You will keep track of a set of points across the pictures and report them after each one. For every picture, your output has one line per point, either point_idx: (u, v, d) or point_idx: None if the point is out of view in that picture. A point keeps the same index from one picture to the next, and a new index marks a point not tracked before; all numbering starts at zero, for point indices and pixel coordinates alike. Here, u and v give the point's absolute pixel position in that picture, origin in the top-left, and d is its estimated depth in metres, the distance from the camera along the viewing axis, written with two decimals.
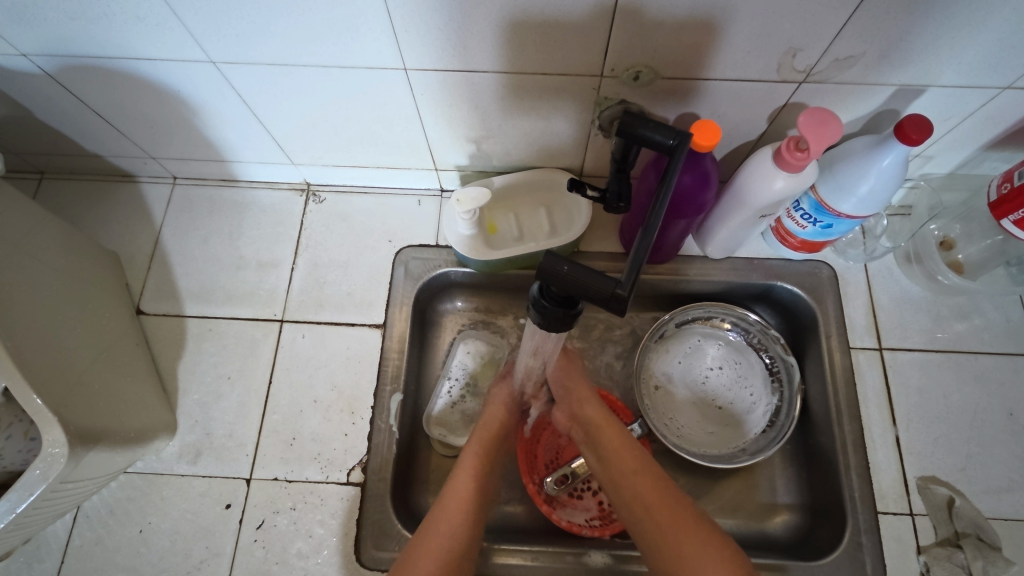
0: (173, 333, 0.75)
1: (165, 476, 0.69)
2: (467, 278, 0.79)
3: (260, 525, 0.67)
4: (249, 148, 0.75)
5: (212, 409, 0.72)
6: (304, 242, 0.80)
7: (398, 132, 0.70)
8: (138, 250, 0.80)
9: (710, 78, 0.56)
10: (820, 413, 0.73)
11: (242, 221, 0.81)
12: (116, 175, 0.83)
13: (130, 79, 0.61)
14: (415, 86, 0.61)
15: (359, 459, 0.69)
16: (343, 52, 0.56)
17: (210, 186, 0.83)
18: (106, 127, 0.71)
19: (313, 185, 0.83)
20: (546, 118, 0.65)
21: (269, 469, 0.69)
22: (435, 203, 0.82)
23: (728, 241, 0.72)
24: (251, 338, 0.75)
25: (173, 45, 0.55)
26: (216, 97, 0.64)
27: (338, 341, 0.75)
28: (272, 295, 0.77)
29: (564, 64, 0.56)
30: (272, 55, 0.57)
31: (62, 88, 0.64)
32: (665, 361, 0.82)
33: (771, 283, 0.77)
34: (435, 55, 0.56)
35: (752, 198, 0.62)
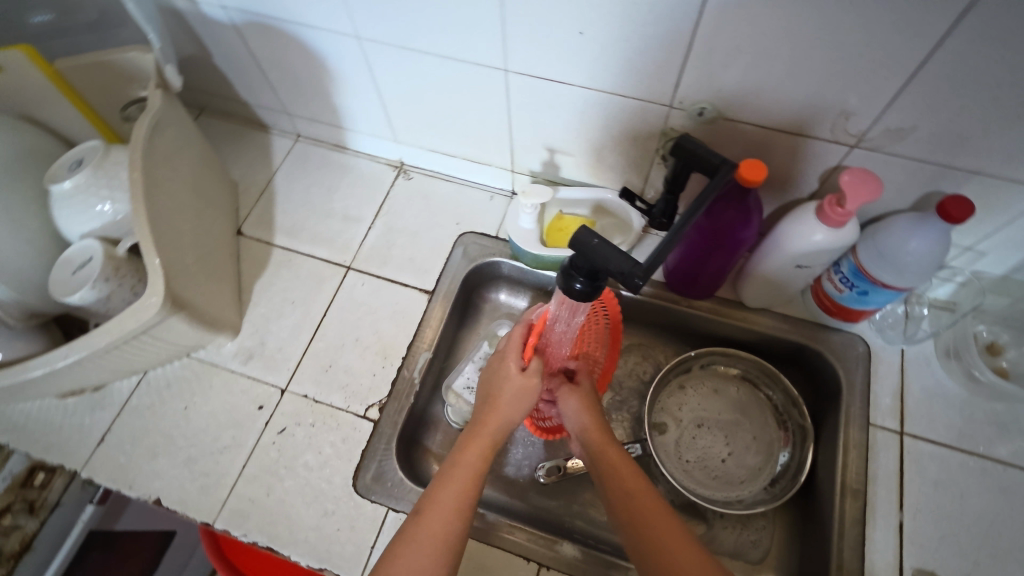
0: (260, 255, 0.88)
1: (217, 368, 0.79)
2: (516, 273, 0.87)
3: (280, 431, 0.75)
4: (364, 120, 0.88)
5: (272, 323, 0.82)
6: (386, 207, 0.91)
7: (489, 129, 0.80)
8: (254, 184, 0.94)
9: (768, 126, 0.62)
10: (825, 480, 0.72)
11: (341, 180, 0.94)
12: (255, 123, 0.99)
13: (294, 41, 0.76)
14: (512, 88, 0.71)
15: (379, 399, 0.77)
16: (462, 47, 0.67)
17: (324, 147, 0.97)
18: (261, 80, 0.87)
19: (406, 165, 0.95)
20: (616, 139, 0.73)
21: (302, 386, 0.77)
22: (504, 201, 0.91)
23: (764, 289, 0.75)
24: (320, 275, 0.86)
25: (334, 18, 0.69)
26: (351, 68, 0.78)
27: (391, 295, 0.84)
28: (347, 245, 0.88)
29: (640, 90, 0.64)
30: (403, 40, 0.69)
31: (240, 40, 0.80)
32: (682, 397, 0.84)
33: (802, 343, 0.79)
34: (533, 61, 0.66)
35: (792, 246, 0.66)
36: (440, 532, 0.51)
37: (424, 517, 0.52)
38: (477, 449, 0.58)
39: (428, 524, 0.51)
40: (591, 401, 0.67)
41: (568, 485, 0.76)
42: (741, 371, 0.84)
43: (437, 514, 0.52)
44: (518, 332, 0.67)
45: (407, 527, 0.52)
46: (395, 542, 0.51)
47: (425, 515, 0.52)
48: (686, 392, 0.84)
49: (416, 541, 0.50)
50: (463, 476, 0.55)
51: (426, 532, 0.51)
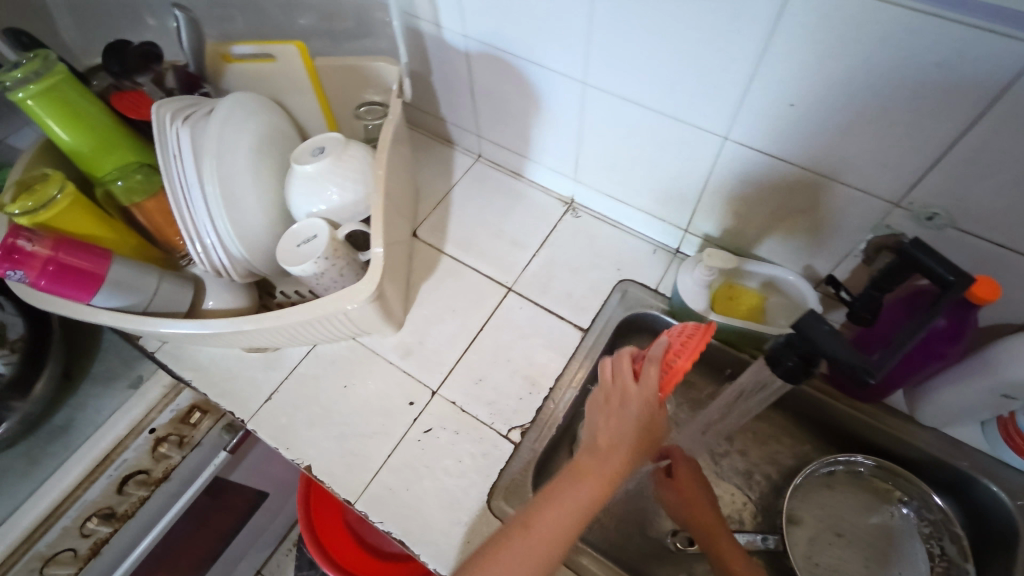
0: (430, 260, 0.93)
1: (378, 356, 0.84)
2: (670, 329, 0.87)
3: (426, 431, 0.78)
4: (552, 155, 0.93)
5: (431, 326, 0.87)
6: (551, 240, 0.95)
7: (679, 188, 0.82)
8: (433, 194, 1.01)
9: (1004, 245, 0.60)
10: None
11: (513, 206, 0.99)
12: (443, 139, 1.07)
13: (517, 75, 0.82)
14: (722, 155, 0.73)
15: (522, 422, 0.78)
16: (688, 109, 0.70)
17: (502, 172, 1.03)
18: (468, 102, 0.94)
19: (576, 203, 0.99)
20: (817, 223, 0.72)
21: (451, 392, 0.81)
22: (668, 258, 0.92)
23: (947, 410, 0.71)
24: (481, 291, 0.90)
25: (568, 63, 0.74)
26: (563, 109, 0.83)
27: (545, 324, 0.86)
28: (510, 267, 0.92)
29: (866, 184, 0.64)
30: (628, 93, 0.73)
31: (465, 65, 0.87)
32: (823, 499, 0.82)
33: (975, 476, 0.73)
34: (758, 135, 0.67)
35: (1004, 370, 0.62)
36: (543, 556, 0.51)
37: (528, 529, 0.53)
38: (597, 483, 0.55)
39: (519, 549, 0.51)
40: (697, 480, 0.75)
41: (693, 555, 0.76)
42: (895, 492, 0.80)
43: (541, 539, 0.52)
44: (654, 370, 0.56)
45: (504, 541, 0.53)
46: (489, 553, 0.52)
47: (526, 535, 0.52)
48: (827, 495, 0.82)
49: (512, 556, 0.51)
50: (569, 509, 0.53)
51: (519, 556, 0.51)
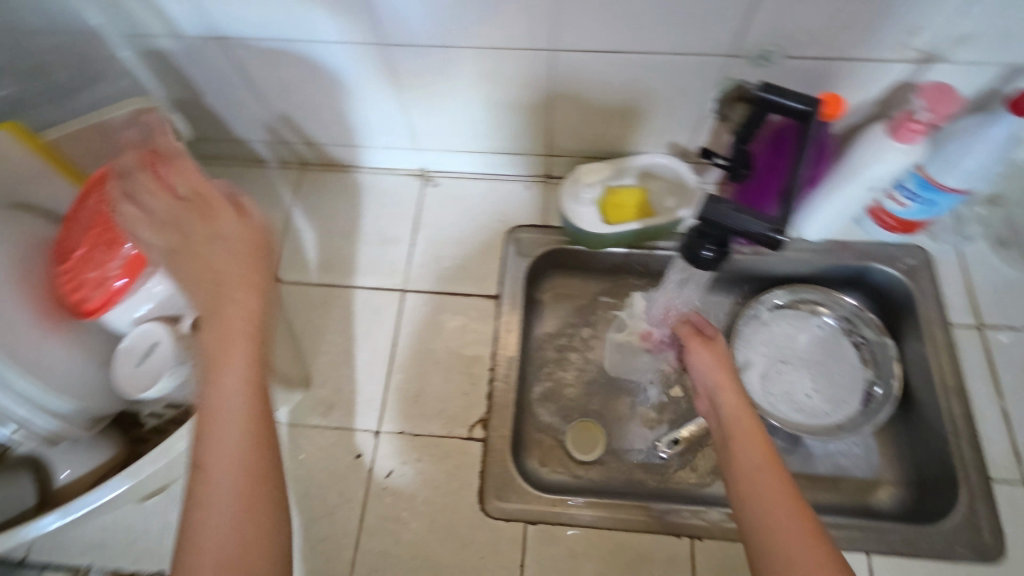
0: (304, 299, 0.81)
1: (299, 426, 0.73)
2: (576, 256, 0.85)
3: (388, 474, 0.70)
4: (383, 132, 0.83)
5: (341, 367, 0.77)
6: (421, 220, 0.87)
7: (525, 116, 0.77)
8: (271, 225, 0.87)
9: (831, 58, 0.62)
10: (923, 387, 0.75)
11: (364, 201, 0.88)
12: (251, 160, 0.91)
13: (305, 61, 0.70)
14: (555, 68, 0.68)
15: (480, 416, 0.74)
16: (503, 33, 0.63)
17: (335, 170, 0.91)
18: (261, 109, 0.80)
19: (428, 171, 0.90)
20: (666, 100, 0.71)
21: (396, 423, 0.73)
22: (541, 188, 0.88)
23: (829, 222, 0.77)
24: (375, 306, 0.81)
25: (354, 27, 0.64)
26: (371, 79, 0.72)
27: (456, 309, 0.80)
28: (394, 268, 0.83)
29: (698, 47, 0.63)
30: (434, 38, 0.65)
31: (238, 69, 0.72)
32: (766, 335, 0.85)
33: (866, 265, 0.81)
34: (581, 35, 0.63)
35: (865, 171, 0.67)
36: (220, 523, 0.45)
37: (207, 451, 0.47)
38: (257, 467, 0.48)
39: (216, 490, 0.46)
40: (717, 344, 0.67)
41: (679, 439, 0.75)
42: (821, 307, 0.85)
43: (217, 474, 0.47)
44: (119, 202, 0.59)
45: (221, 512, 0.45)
46: (189, 540, 0.45)
47: (204, 480, 0.47)
48: (761, 334, 0.85)
49: (201, 525, 0.45)
50: (232, 436, 0.48)
51: (213, 521, 0.45)
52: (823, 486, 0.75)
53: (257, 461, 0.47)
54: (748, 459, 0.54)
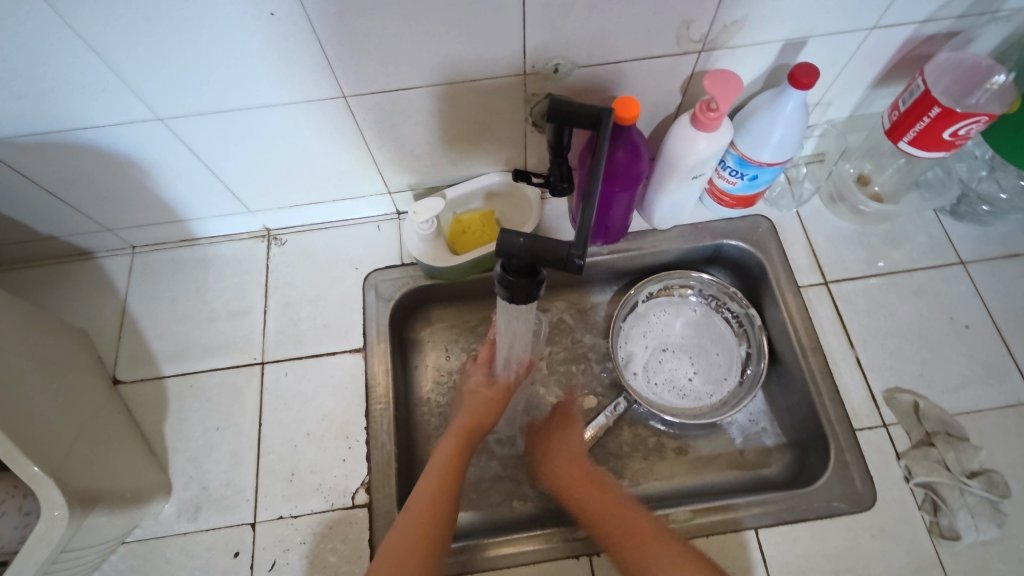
0: (154, 395, 0.75)
1: (166, 538, 0.67)
2: (439, 288, 0.82)
3: (271, 567, 0.66)
4: (206, 202, 0.77)
5: (205, 462, 0.71)
6: (272, 283, 0.82)
7: (348, 161, 0.74)
8: (106, 322, 0.79)
9: (621, 60, 0.62)
10: (786, 351, 0.78)
11: (208, 275, 0.82)
12: (73, 255, 0.83)
13: (82, 150, 0.64)
14: (356, 111, 0.65)
15: (361, 480, 0.70)
16: (287, 88, 0.60)
17: (171, 248, 0.84)
18: (57, 204, 0.72)
19: (272, 230, 0.85)
20: (483, 123, 0.70)
21: (272, 509, 0.69)
22: (394, 225, 0.85)
23: (669, 210, 0.78)
24: (234, 386, 0.75)
25: (121, 108, 0.59)
26: (166, 154, 0.67)
27: (321, 371, 0.76)
28: (248, 341, 0.78)
29: (491, 69, 0.61)
30: (216, 104, 0.60)
31: (9, 168, 0.65)
32: (644, 326, 0.86)
33: (719, 242, 0.83)
34: (368, 78, 0.60)
35: (682, 162, 0.68)
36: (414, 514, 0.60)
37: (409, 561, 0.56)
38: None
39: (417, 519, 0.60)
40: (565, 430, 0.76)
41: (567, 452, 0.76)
42: (691, 289, 0.87)
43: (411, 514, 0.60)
44: None
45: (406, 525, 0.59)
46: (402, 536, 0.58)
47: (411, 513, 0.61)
48: (641, 326, 0.86)
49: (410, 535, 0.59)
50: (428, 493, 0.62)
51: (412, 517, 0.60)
52: (715, 467, 0.77)
53: (441, 500, 0.62)
54: (608, 500, 0.66)
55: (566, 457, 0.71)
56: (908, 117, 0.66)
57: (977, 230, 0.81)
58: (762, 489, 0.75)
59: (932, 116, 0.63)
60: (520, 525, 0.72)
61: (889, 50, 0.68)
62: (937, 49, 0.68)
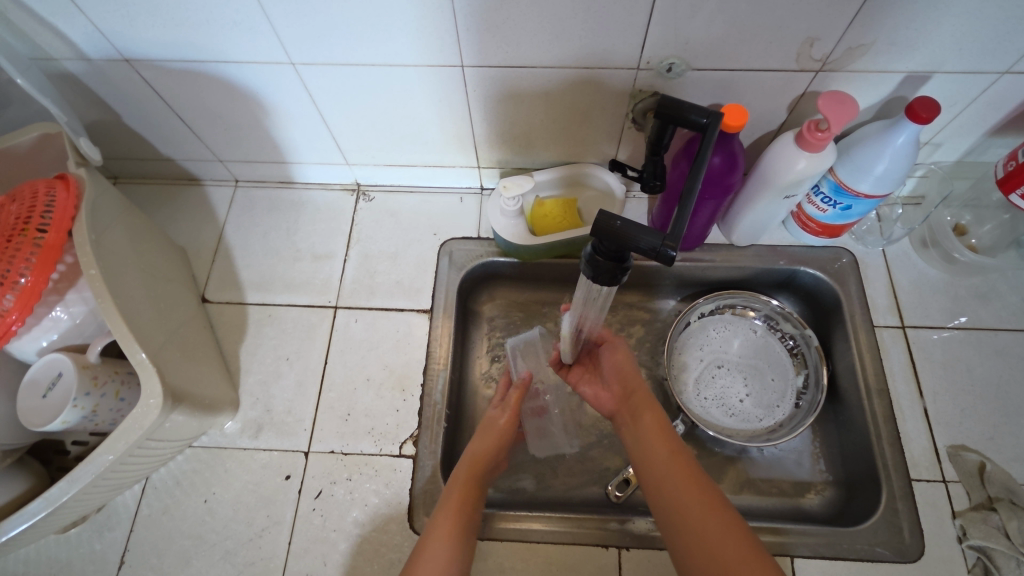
0: (236, 319, 0.81)
1: (228, 449, 0.73)
2: (510, 267, 0.84)
3: (318, 495, 0.70)
4: (310, 148, 0.82)
5: (272, 387, 0.76)
6: (356, 235, 0.86)
7: (449, 129, 0.77)
8: (203, 245, 0.86)
9: (736, 68, 0.63)
10: (849, 388, 0.76)
11: (298, 217, 0.88)
12: (183, 179, 0.90)
13: (218, 81, 0.69)
14: (468, 82, 0.68)
15: (411, 433, 0.73)
16: (410, 51, 0.63)
17: (269, 187, 0.90)
18: (183, 129, 0.79)
19: (363, 186, 0.90)
20: (585, 112, 0.72)
21: (326, 442, 0.73)
22: (476, 200, 0.88)
23: (751, 227, 0.78)
24: (308, 323, 0.80)
25: (261, 48, 0.64)
26: (288, 97, 0.72)
27: (389, 324, 0.80)
28: (327, 284, 0.83)
29: (606, 60, 0.63)
30: (345, 56, 0.65)
31: (151, 90, 0.71)
32: (701, 340, 0.87)
33: (795, 268, 0.82)
34: (489, 51, 0.63)
35: (777, 179, 0.68)
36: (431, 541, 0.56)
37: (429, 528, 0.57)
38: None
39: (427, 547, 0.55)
40: (630, 369, 0.70)
41: (613, 447, 0.77)
42: (757, 312, 0.86)
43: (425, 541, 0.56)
44: None
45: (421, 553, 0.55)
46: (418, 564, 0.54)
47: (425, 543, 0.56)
48: (695, 340, 0.86)
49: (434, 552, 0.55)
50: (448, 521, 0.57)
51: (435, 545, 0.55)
52: (755, 490, 0.76)
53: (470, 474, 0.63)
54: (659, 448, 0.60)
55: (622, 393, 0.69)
56: None
57: None
58: (801, 521, 0.73)
59: None
60: (553, 506, 0.73)
61: (1017, 97, 0.66)
62: None
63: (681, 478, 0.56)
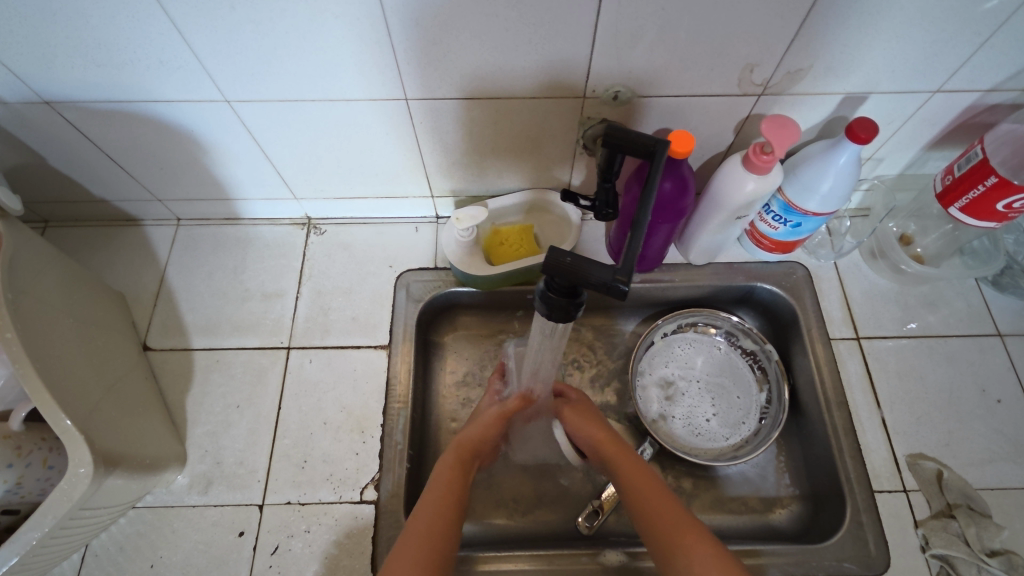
0: (181, 366, 0.76)
1: (175, 508, 0.68)
2: (470, 298, 0.83)
3: (274, 551, 0.66)
4: (254, 185, 0.79)
5: (222, 438, 0.72)
6: (307, 271, 0.83)
7: (398, 160, 0.75)
8: (144, 289, 0.82)
9: (680, 94, 0.63)
10: (810, 402, 0.77)
11: (246, 255, 0.84)
12: (121, 220, 0.86)
13: (151, 121, 0.66)
14: (415, 114, 0.67)
15: (371, 477, 0.70)
16: (353, 86, 0.62)
17: (214, 225, 0.86)
18: (117, 170, 0.75)
19: (314, 219, 0.87)
20: (535, 140, 0.71)
21: (281, 493, 0.69)
22: (432, 229, 0.86)
23: (707, 247, 0.79)
24: (259, 367, 0.76)
25: (193, 87, 0.61)
26: (226, 134, 0.69)
27: (345, 363, 0.77)
28: (278, 324, 0.79)
29: (552, 89, 0.63)
30: (283, 93, 0.62)
31: (77, 132, 0.68)
32: (666, 359, 0.87)
33: (752, 284, 0.83)
34: (434, 83, 0.62)
35: (727, 201, 0.68)
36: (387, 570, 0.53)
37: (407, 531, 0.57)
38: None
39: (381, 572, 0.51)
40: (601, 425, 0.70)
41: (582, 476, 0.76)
42: (718, 329, 0.87)
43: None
44: None
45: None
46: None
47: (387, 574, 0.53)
48: (659, 360, 0.86)
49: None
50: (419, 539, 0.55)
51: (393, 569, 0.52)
52: (725, 510, 0.76)
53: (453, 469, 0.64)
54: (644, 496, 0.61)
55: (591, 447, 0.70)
56: (962, 183, 0.66)
57: (1019, 303, 0.80)
58: (772, 538, 0.73)
59: (988, 184, 0.63)
60: (523, 542, 0.71)
61: (949, 114, 0.68)
62: (999, 118, 0.68)
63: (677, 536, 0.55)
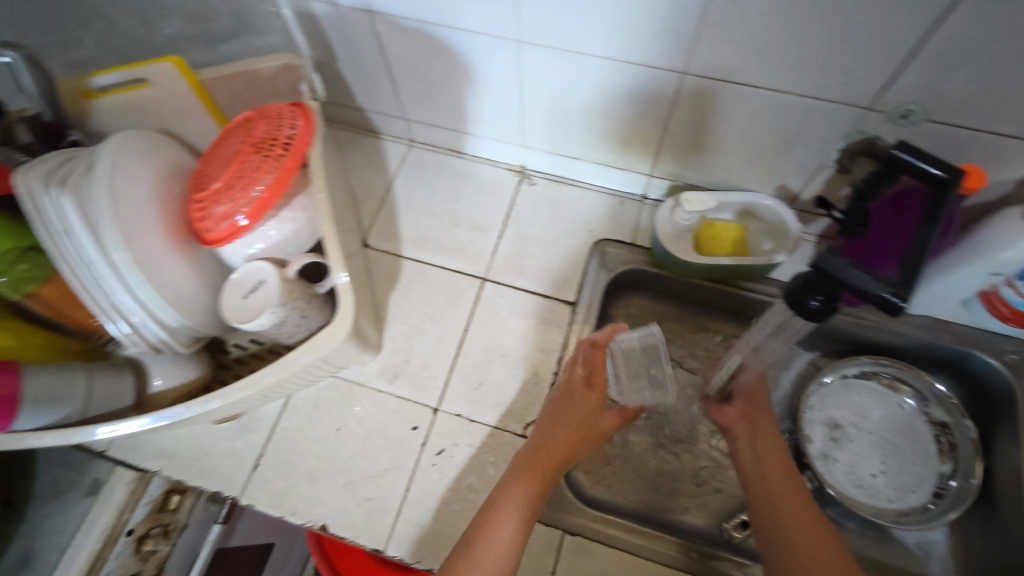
0: (390, 268, 0.84)
1: (364, 387, 0.76)
2: (657, 279, 0.83)
3: (440, 452, 0.72)
4: (495, 125, 0.85)
5: (413, 340, 0.79)
6: (514, 215, 0.88)
7: (640, 132, 0.77)
8: (372, 193, 0.91)
9: (979, 128, 0.59)
10: (1007, 492, 0.70)
11: (462, 187, 0.91)
12: (364, 130, 0.96)
13: (441, 46, 0.73)
14: (684, 91, 0.68)
15: (536, 416, 0.74)
16: (642, 50, 0.64)
17: (440, 153, 0.94)
18: (387, 84, 0.83)
19: (528, 169, 0.91)
20: (789, 142, 0.70)
21: (455, 405, 0.75)
22: (636, 206, 0.88)
23: (934, 298, 0.74)
24: (456, 288, 0.83)
25: (498, 23, 0.66)
26: (498, 72, 0.74)
27: (533, 307, 0.81)
28: (479, 255, 0.85)
29: (838, 93, 0.61)
30: (574, 44, 0.66)
31: (376, 43, 0.75)
32: (842, 400, 0.82)
33: (969, 351, 0.76)
34: (722, 64, 0.62)
35: (991, 252, 0.63)
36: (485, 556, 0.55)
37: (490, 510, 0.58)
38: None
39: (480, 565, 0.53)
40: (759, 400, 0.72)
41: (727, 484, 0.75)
42: (913, 389, 0.81)
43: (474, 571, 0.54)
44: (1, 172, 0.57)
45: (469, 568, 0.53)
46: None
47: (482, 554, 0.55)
48: (833, 399, 0.82)
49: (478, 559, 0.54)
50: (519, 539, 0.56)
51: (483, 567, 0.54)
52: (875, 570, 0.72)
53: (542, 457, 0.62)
54: (773, 477, 0.64)
55: (742, 408, 0.72)
56: None
57: None
58: None
59: None
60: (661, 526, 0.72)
61: None
62: None
63: (790, 517, 0.60)
